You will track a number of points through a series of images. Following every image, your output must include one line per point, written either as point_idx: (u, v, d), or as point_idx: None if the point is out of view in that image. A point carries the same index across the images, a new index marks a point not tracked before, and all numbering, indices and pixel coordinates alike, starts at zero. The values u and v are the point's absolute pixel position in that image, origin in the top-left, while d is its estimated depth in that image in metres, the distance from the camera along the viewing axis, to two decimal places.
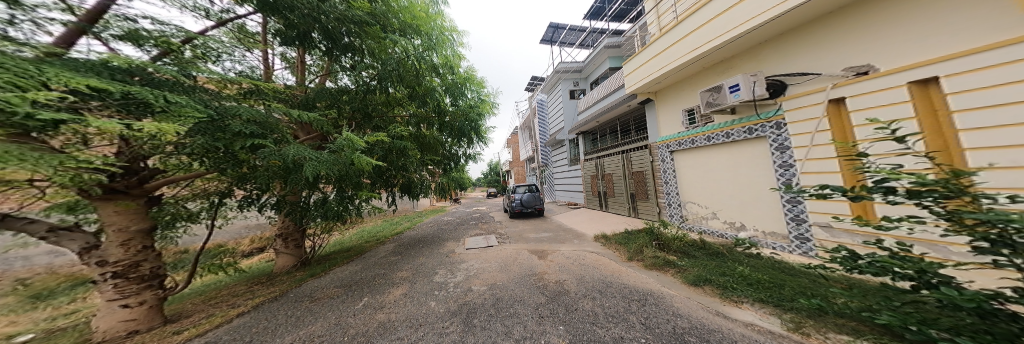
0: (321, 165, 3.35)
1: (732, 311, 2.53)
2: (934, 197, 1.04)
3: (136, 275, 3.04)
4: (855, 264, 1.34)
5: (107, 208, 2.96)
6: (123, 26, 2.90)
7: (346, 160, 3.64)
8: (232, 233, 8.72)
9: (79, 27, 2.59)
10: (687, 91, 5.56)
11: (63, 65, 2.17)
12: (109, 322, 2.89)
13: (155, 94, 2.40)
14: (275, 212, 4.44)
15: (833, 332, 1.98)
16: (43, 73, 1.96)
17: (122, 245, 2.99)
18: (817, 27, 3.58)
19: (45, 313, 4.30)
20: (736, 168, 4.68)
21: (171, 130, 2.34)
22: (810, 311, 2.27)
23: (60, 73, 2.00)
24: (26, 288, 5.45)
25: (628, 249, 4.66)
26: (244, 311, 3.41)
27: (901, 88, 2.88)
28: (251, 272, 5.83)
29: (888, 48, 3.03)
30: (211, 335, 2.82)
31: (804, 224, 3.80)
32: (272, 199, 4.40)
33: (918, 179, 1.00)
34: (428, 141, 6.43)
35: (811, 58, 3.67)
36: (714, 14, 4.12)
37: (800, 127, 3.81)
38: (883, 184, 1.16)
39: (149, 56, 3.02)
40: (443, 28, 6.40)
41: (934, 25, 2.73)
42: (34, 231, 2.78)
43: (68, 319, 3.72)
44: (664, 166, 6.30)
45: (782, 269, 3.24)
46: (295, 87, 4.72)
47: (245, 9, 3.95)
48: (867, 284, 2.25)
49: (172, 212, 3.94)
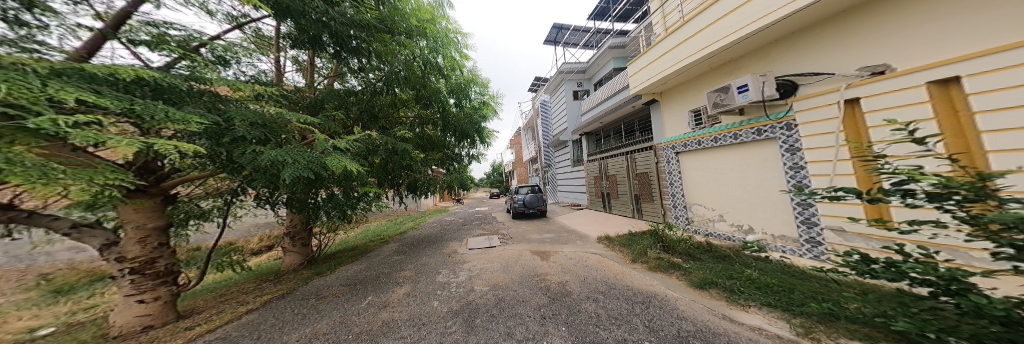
0: (305, 168, 3.23)
1: (740, 315, 2.47)
2: (956, 201, 1.00)
3: (152, 271, 3.14)
4: (868, 269, 1.29)
5: (126, 206, 3.06)
6: (145, 31, 3.02)
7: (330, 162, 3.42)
8: (242, 231, 8.97)
9: (102, 33, 2.69)
10: (694, 92, 5.49)
11: (75, 73, 2.19)
12: (125, 317, 3.00)
13: (155, 107, 2.36)
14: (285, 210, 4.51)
15: (845, 338, 1.92)
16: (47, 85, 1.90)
17: (140, 242, 3.10)
18: (829, 26, 3.49)
19: (65, 307, 4.47)
20: (745, 170, 4.58)
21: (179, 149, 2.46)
22: (821, 317, 2.20)
23: (61, 87, 1.94)
24: (48, 283, 5.69)
25: (632, 251, 4.60)
26: (253, 308, 3.48)
27: (920, 88, 2.77)
28: (259, 270, 5.95)
29: (904, 47, 2.94)
30: (221, 330, 2.89)
31: (816, 227, 3.69)
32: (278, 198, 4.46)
33: (939, 182, 0.96)
34: (433, 141, 6.49)
35: (823, 58, 3.58)
36: (722, 14, 4.05)
37: (812, 129, 3.69)
38: (902, 187, 1.12)
39: (166, 60, 3.12)
40: (449, 30, 6.46)
41: (956, 23, 2.64)
42: (59, 227, 2.89)
43: (86, 314, 3.85)
44: (670, 168, 6.21)
45: (793, 273, 3.15)
46: (304, 89, 4.86)
47: (260, 14, 4.05)
48: (882, 289, 2.16)
49: (185, 211, 4.06)
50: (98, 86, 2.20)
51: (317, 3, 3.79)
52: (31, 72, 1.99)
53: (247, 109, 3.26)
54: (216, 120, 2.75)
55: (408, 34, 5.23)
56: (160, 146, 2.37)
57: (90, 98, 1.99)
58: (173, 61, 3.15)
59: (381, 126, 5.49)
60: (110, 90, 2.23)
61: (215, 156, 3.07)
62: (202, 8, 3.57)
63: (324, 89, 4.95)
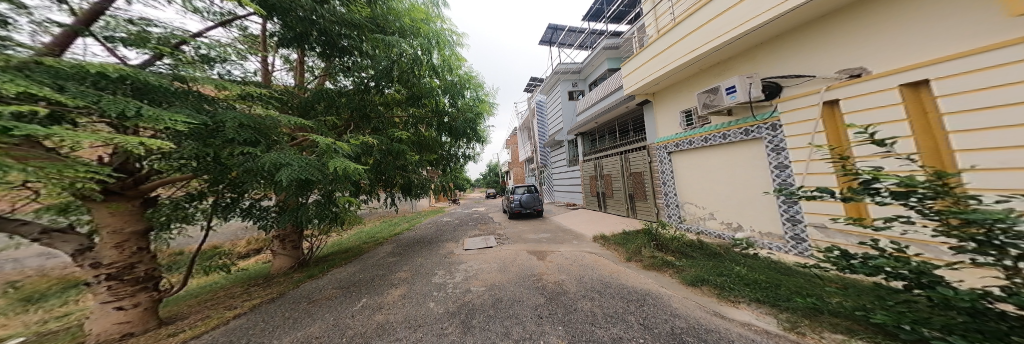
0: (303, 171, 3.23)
1: (731, 311, 2.55)
2: (920, 198, 1.08)
3: (130, 277, 3.01)
4: (848, 264, 1.35)
5: (101, 210, 2.90)
6: (121, 27, 2.87)
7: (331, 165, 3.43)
8: (229, 234, 8.71)
9: (74, 29, 2.55)
10: (684, 93, 5.63)
11: (38, 69, 2.04)
12: (102, 325, 2.86)
13: (128, 103, 2.20)
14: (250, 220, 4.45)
15: (829, 331, 2.01)
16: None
17: (116, 247, 2.96)
18: (813, 29, 3.62)
19: (36, 316, 4.23)
20: (732, 169, 4.73)
21: (152, 144, 2.18)
22: (806, 311, 2.30)
23: (9, 79, 1.76)
24: (17, 291, 5.38)
25: (626, 250, 4.69)
26: (241, 313, 3.38)
27: (894, 90, 2.91)
28: (248, 274, 5.78)
29: (879, 51, 3.09)
30: (207, 337, 2.78)
31: (800, 224, 3.83)
32: (253, 201, 4.36)
33: (904, 181, 1.04)
34: (428, 141, 6.41)
35: (806, 60, 3.72)
36: (711, 17, 4.16)
37: (795, 129, 3.85)
38: (871, 186, 1.21)
39: (145, 58, 2.98)
40: (444, 29, 6.35)
41: (929, 29, 2.76)
42: (27, 232, 2.73)
43: (59, 323, 3.66)
44: (662, 167, 6.34)
45: (779, 269, 3.28)
46: (294, 88, 4.73)
47: (246, 10, 3.89)
48: (862, 283, 2.28)
49: (168, 213, 3.89)
50: (64, 82, 2.07)
51: (305, 1, 3.75)
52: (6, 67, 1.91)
53: (235, 109, 3.16)
54: (200, 119, 2.61)
55: (401, 32, 5.14)
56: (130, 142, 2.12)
57: (47, 93, 1.82)
58: (152, 59, 2.99)
59: (375, 126, 5.40)
60: (75, 85, 2.08)
61: (200, 157, 2.96)
62: (185, 5, 3.44)
63: (314, 88, 4.83)
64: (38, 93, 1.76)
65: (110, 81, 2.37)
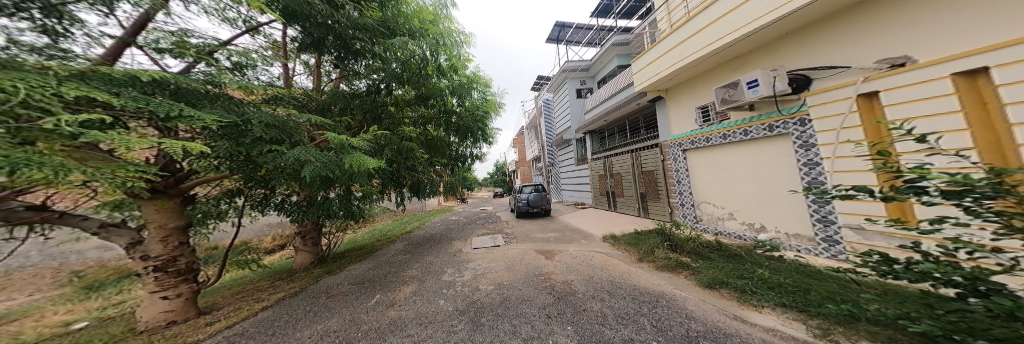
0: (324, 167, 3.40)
1: (752, 316, 2.42)
2: (977, 198, 0.97)
3: (174, 269, 3.29)
4: (891, 269, 1.24)
5: (149, 207, 3.19)
6: (164, 38, 3.14)
7: (349, 160, 3.56)
8: (255, 231, 9.28)
9: (124, 40, 2.82)
10: (701, 89, 5.39)
11: (97, 78, 2.28)
12: (150, 313, 3.14)
13: (172, 105, 2.41)
14: (279, 214, 4.74)
15: (866, 340, 1.86)
16: (61, 86, 1.95)
17: (161, 241, 3.25)
18: (846, 17, 3.36)
19: (96, 302, 4.72)
20: (755, 167, 4.48)
21: (192, 147, 2.38)
22: (840, 318, 2.14)
23: (71, 86, 1.98)
24: (79, 280, 6.02)
25: (638, 250, 4.56)
26: (268, 305, 3.60)
27: (945, 80, 2.64)
28: (272, 269, 6.15)
29: (925, 38, 2.82)
30: (237, 327, 2.99)
31: (833, 225, 3.57)
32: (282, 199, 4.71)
33: (956, 179, 0.93)
34: (437, 141, 6.55)
35: (838, 51, 3.45)
36: (729, 8, 3.94)
37: (826, 124, 3.57)
38: (916, 185, 1.10)
39: (184, 65, 3.25)
40: (452, 30, 6.45)
41: (988, 10, 2.50)
42: (88, 226, 3.05)
43: (114, 309, 4.07)
44: (676, 166, 6.11)
45: (809, 273, 3.06)
46: (312, 92, 4.98)
47: (268, 18, 4.13)
48: (905, 290, 2.08)
49: (203, 210, 4.21)
50: (118, 88, 2.29)
51: (322, 7, 3.95)
52: (72, 78, 2.15)
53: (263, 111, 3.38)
54: (231, 119, 2.79)
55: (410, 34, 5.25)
56: (170, 144, 2.31)
57: (105, 97, 2.03)
58: (190, 66, 3.26)
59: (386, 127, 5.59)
60: (127, 91, 2.30)
61: (234, 156, 3.17)
62: (219, 16, 3.72)
63: (331, 92, 5.07)
64: (97, 98, 1.97)
65: (153, 87, 2.59)
